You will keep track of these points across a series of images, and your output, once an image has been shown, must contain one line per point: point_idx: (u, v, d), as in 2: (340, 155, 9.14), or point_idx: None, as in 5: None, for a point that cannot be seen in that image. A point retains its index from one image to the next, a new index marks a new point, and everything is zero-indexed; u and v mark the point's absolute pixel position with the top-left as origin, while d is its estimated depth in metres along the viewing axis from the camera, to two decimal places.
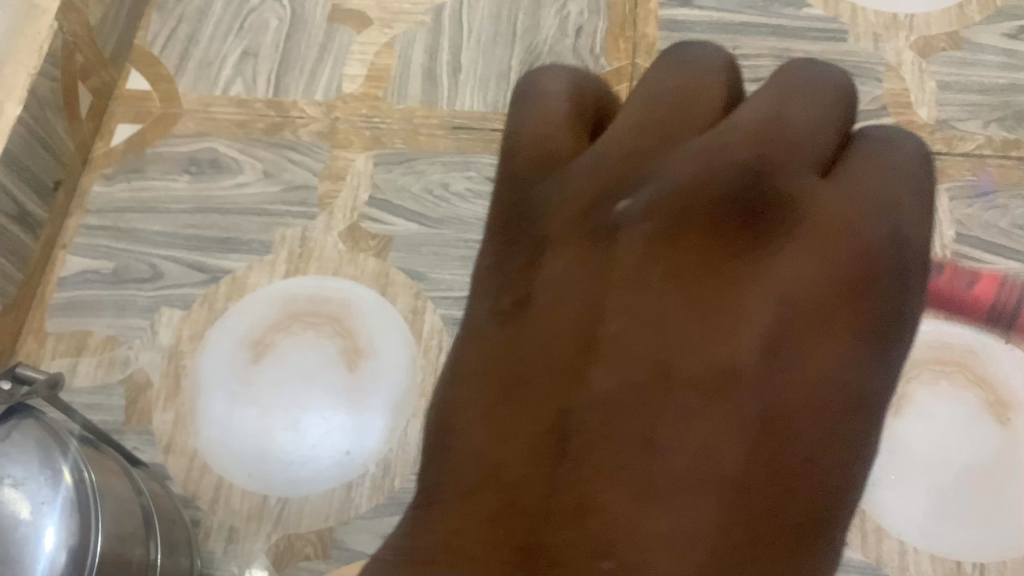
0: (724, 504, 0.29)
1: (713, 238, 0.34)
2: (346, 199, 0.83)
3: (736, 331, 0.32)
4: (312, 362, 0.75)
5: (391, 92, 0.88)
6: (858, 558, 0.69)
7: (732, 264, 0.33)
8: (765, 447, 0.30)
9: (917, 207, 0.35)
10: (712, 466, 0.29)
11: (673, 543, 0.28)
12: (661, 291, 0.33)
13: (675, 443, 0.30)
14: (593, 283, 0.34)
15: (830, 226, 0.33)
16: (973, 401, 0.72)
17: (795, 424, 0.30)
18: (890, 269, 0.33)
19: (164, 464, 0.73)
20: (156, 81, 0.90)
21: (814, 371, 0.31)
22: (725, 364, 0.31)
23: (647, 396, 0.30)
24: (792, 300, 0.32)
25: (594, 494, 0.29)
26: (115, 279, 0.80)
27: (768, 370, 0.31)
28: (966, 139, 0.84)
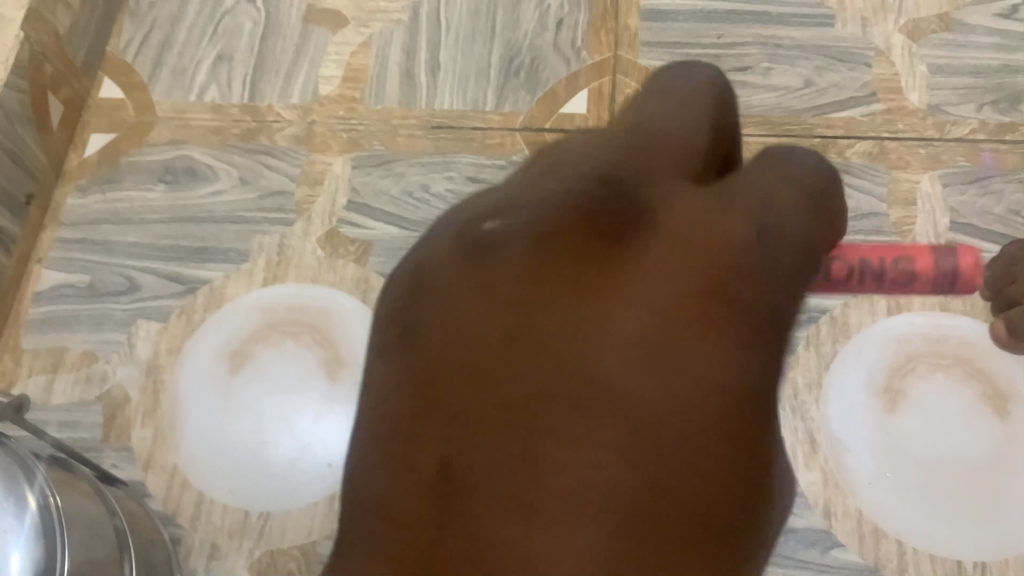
0: (612, 531, 0.31)
1: (581, 252, 0.36)
2: (324, 204, 0.82)
3: (600, 348, 0.34)
4: (293, 373, 0.74)
5: (368, 93, 0.86)
6: (855, 559, 0.66)
7: (584, 271, 0.36)
8: (641, 468, 0.32)
9: (779, 200, 0.39)
10: (593, 495, 0.31)
11: (563, 574, 0.30)
12: (535, 313, 0.35)
13: (559, 479, 0.32)
14: (477, 318, 0.36)
15: (678, 221, 0.36)
16: (971, 394, 0.70)
17: (671, 435, 0.33)
18: (746, 264, 0.36)
19: (144, 482, 0.71)
20: (129, 89, 0.88)
21: (691, 368, 0.34)
22: (589, 384, 0.33)
23: (521, 431, 0.33)
24: (654, 305, 0.35)
25: (479, 537, 0.31)
26: (91, 293, 0.79)
27: (635, 386, 0.33)
28: (959, 123, 0.81)
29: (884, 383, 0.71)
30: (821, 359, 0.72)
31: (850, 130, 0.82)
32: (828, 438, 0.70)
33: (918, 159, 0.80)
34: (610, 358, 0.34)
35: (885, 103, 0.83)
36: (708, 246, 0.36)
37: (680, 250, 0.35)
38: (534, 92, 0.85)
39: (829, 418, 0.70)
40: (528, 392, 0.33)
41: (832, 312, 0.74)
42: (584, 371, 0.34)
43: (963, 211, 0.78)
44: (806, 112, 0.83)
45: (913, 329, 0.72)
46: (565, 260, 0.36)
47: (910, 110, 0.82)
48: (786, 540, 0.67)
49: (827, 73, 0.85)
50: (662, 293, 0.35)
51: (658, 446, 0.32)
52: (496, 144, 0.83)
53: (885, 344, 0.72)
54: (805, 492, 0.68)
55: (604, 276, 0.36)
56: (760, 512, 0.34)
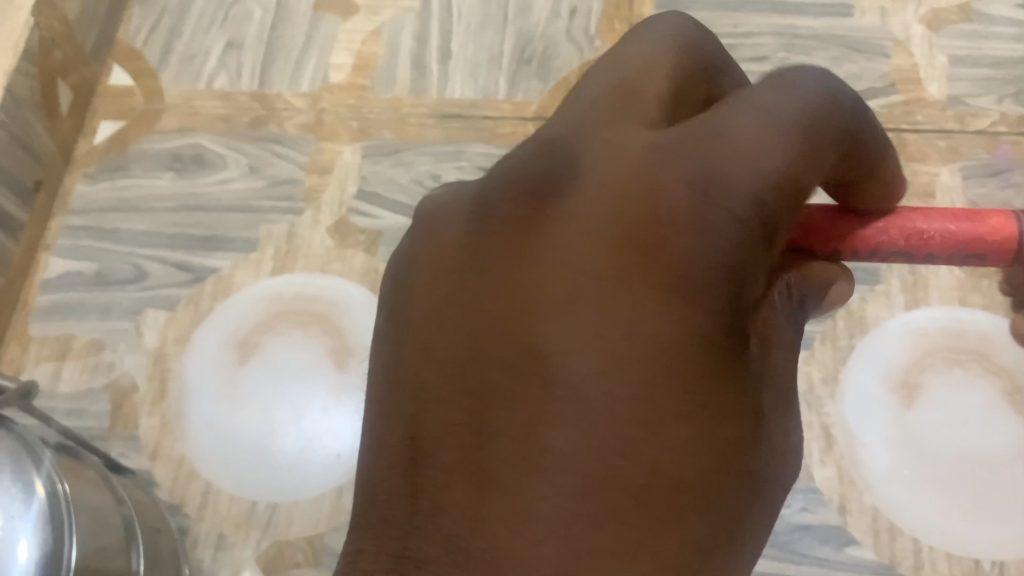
0: (559, 468, 0.36)
1: (521, 241, 0.41)
2: (333, 193, 0.81)
3: (536, 315, 0.39)
4: (300, 363, 0.73)
5: (378, 81, 0.86)
6: (870, 557, 0.65)
7: (523, 253, 0.41)
8: (574, 410, 0.37)
9: (707, 136, 0.40)
10: (535, 437, 0.37)
11: (521, 503, 0.36)
12: (486, 293, 0.41)
13: (509, 427, 0.38)
14: (446, 305, 0.42)
15: (596, 195, 0.40)
16: (990, 389, 0.69)
17: (599, 377, 0.37)
18: (667, 213, 0.39)
19: (150, 470, 0.71)
20: (138, 76, 0.87)
21: (620, 321, 0.38)
22: (526, 346, 0.39)
23: (477, 392, 0.39)
24: (578, 272, 0.39)
25: (459, 478, 0.38)
26: (98, 281, 0.78)
27: (561, 344, 0.38)
28: (979, 115, 0.80)
29: (900, 378, 0.69)
30: (836, 354, 0.71)
31: None
32: (843, 433, 0.69)
33: (937, 151, 0.79)
34: (546, 324, 0.39)
35: (904, 94, 0.82)
36: (641, 212, 0.39)
37: (612, 223, 0.39)
38: (546, 81, 0.84)
39: (844, 413, 0.69)
40: (476, 362, 0.39)
41: (848, 305, 0.73)
42: (527, 338, 0.39)
43: (983, 204, 0.76)
44: None
45: (930, 324, 0.71)
46: (504, 248, 0.41)
47: (928, 101, 0.81)
48: (799, 537, 0.66)
49: (844, 63, 0.83)
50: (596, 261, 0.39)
51: (596, 399, 0.37)
52: (507, 134, 0.82)
53: (902, 338, 0.71)
54: (819, 488, 0.67)
55: (536, 255, 0.41)
56: (724, 426, 0.36)
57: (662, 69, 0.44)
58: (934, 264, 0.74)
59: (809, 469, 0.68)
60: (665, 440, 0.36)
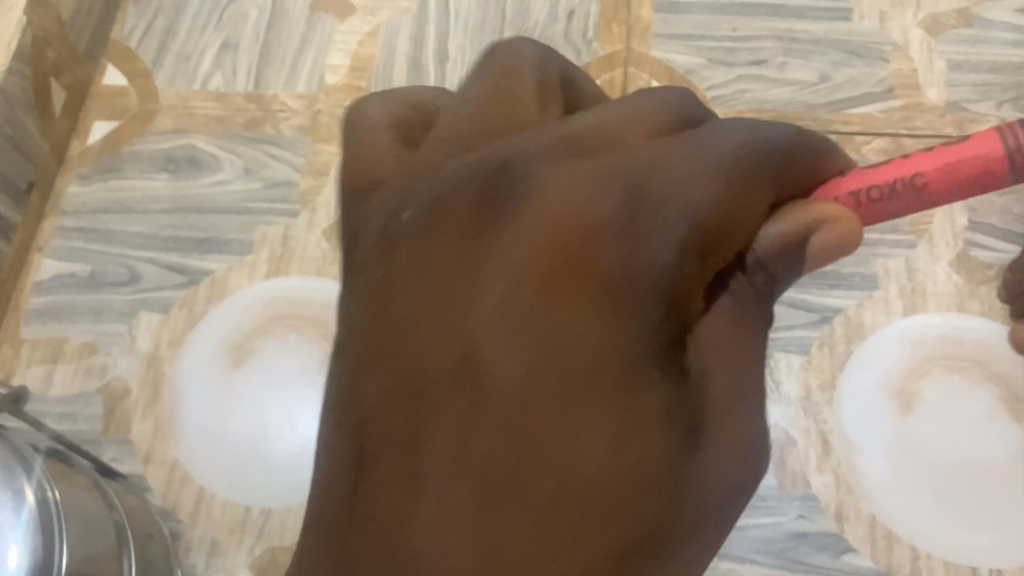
0: (488, 498, 0.34)
1: (453, 233, 0.38)
2: (329, 195, 0.80)
3: (466, 321, 0.36)
4: (295, 367, 0.73)
5: (375, 83, 0.85)
6: (867, 565, 0.65)
7: (461, 253, 0.37)
8: (509, 432, 0.34)
9: (660, 160, 0.39)
10: (465, 457, 0.34)
11: (444, 531, 0.33)
12: (416, 292, 0.37)
13: (432, 444, 0.34)
14: (369, 305, 0.38)
15: (546, 197, 0.38)
16: (988, 397, 0.68)
17: (533, 402, 0.35)
18: (613, 227, 0.37)
19: (143, 475, 0.70)
20: (133, 76, 0.87)
21: (556, 337, 0.36)
22: (457, 359, 0.36)
23: (402, 402, 0.35)
24: (516, 280, 0.36)
25: (377, 502, 0.34)
26: (91, 283, 0.77)
27: (497, 359, 0.35)
28: (978, 121, 0.80)
29: (898, 386, 0.69)
30: (834, 361, 0.71)
31: (866, 126, 0.80)
32: (841, 440, 0.68)
33: None
34: (483, 333, 0.36)
35: (903, 99, 0.81)
36: (575, 228, 0.37)
37: (547, 236, 0.37)
38: None
39: (842, 420, 0.69)
40: (405, 371, 0.36)
41: (846, 312, 0.73)
42: (461, 346, 0.36)
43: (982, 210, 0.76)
44: (820, 108, 0.82)
45: (928, 331, 0.71)
46: (441, 241, 0.38)
47: (927, 107, 0.81)
48: (797, 544, 0.66)
49: (843, 68, 0.83)
50: (525, 279, 0.36)
51: (523, 425, 0.34)
52: None
53: (900, 345, 0.71)
54: (816, 496, 0.67)
55: (468, 253, 0.37)
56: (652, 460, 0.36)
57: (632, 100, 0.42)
58: (931, 271, 0.74)
59: (806, 476, 0.68)
60: (588, 459, 0.35)
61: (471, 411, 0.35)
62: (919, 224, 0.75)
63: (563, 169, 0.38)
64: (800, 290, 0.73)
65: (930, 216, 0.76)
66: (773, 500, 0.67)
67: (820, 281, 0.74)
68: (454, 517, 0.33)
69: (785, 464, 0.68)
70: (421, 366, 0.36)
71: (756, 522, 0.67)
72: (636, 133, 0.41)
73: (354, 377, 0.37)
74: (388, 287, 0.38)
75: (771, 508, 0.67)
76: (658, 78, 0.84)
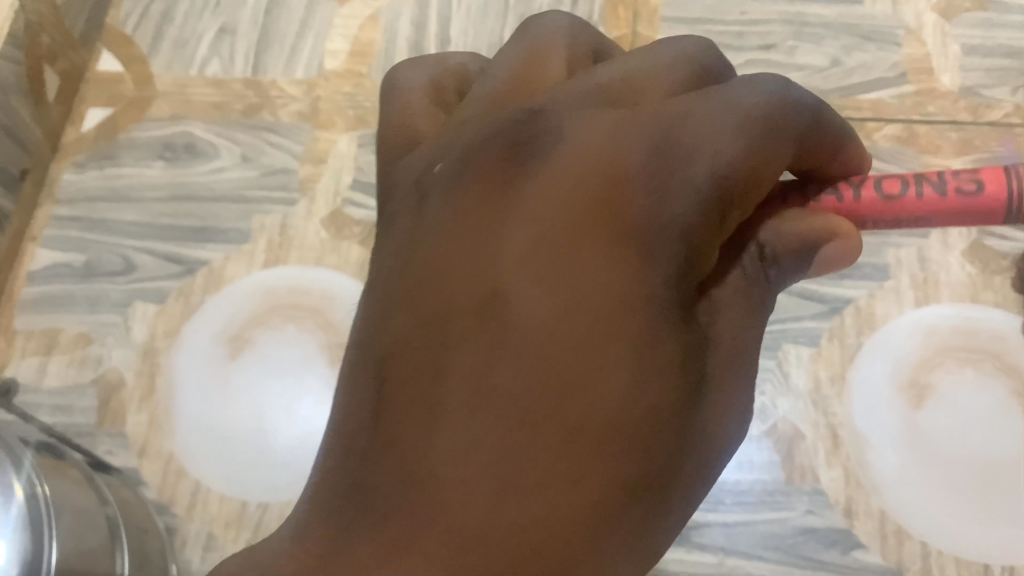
0: (506, 422, 0.35)
1: (492, 176, 0.40)
2: (328, 183, 0.79)
3: (499, 255, 0.38)
4: (293, 358, 0.71)
5: (375, 68, 0.83)
6: (877, 561, 0.63)
7: (497, 194, 0.39)
8: (535, 359, 0.36)
9: (691, 113, 0.40)
10: (489, 382, 0.35)
11: (467, 454, 0.34)
12: (452, 231, 0.39)
13: (460, 372, 0.36)
14: (409, 246, 0.40)
15: (580, 145, 0.40)
16: (1002, 390, 0.66)
17: (556, 331, 0.36)
18: (641, 173, 0.39)
19: (138, 468, 0.69)
20: (129, 62, 0.85)
21: (581, 271, 0.37)
22: (489, 290, 0.37)
23: (434, 333, 0.37)
24: (547, 219, 0.38)
25: (404, 433, 0.35)
26: (87, 272, 0.76)
27: (527, 289, 0.37)
28: (993, 106, 0.78)
29: (910, 378, 0.67)
30: (844, 352, 0.69)
31: (878, 112, 0.78)
32: (851, 434, 0.67)
33: (949, 143, 0.77)
34: (514, 268, 0.37)
35: (916, 84, 0.79)
36: (602, 177, 0.39)
37: (575, 179, 0.39)
38: None
39: (852, 413, 0.67)
40: (438, 304, 0.37)
41: (857, 302, 0.71)
42: (493, 280, 0.37)
43: None
44: (831, 93, 0.79)
45: (941, 322, 0.69)
46: (479, 184, 0.40)
47: (941, 92, 0.79)
48: (805, 540, 0.64)
49: (854, 52, 0.81)
50: (554, 223, 0.38)
51: (542, 351, 0.36)
52: None
53: (912, 336, 0.69)
54: (825, 491, 0.65)
55: (503, 194, 0.39)
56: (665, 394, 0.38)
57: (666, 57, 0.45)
58: (945, 260, 0.72)
59: (815, 471, 0.66)
60: (602, 385, 0.36)
61: (496, 342, 0.36)
62: None
63: (588, 120, 0.41)
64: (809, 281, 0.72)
65: None
66: (781, 495, 0.66)
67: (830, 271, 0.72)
68: (476, 445, 0.34)
69: (793, 458, 0.67)
70: (452, 301, 0.37)
71: (764, 517, 0.65)
72: (660, 88, 0.44)
73: (387, 313, 0.38)
74: (428, 227, 0.40)
75: (779, 503, 0.65)
76: None
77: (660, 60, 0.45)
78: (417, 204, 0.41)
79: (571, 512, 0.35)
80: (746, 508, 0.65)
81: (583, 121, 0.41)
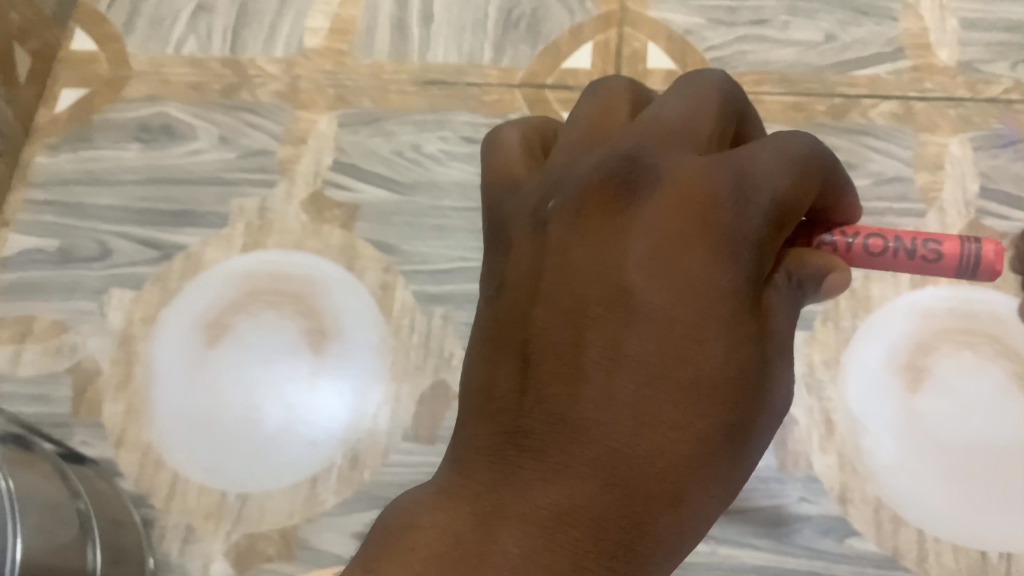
0: (632, 429, 0.37)
1: (598, 210, 0.41)
2: (309, 164, 0.76)
3: (616, 283, 0.39)
4: (274, 345, 0.69)
5: (358, 46, 0.81)
6: (872, 549, 0.62)
7: (604, 227, 0.40)
8: (652, 371, 0.38)
9: (761, 149, 0.41)
10: (613, 400, 0.37)
11: (600, 463, 0.37)
12: (568, 261, 0.40)
13: (585, 391, 0.38)
14: (527, 281, 0.41)
15: (674, 171, 0.41)
16: (1000, 373, 0.65)
17: (670, 339, 0.38)
18: (734, 194, 0.40)
19: (115, 459, 0.67)
20: (104, 40, 0.82)
21: (683, 282, 0.39)
22: (608, 312, 0.39)
23: (559, 357, 0.39)
24: (653, 244, 0.39)
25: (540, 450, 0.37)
26: (61, 258, 0.74)
27: (641, 308, 0.39)
28: (992, 82, 0.75)
29: (907, 361, 0.66)
30: (839, 336, 0.67)
31: (874, 88, 0.76)
32: (845, 419, 0.65)
33: (947, 120, 0.74)
34: (629, 288, 0.39)
35: (913, 60, 0.77)
36: (698, 200, 0.40)
37: (676, 201, 0.40)
38: (535, 46, 0.80)
39: (847, 397, 0.66)
40: (560, 331, 0.39)
41: (852, 284, 0.69)
42: (613, 303, 0.39)
43: (995, 176, 0.72)
44: (826, 69, 0.77)
45: (939, 303, 0.67)
46: (586, 218, 0.41)
47: (939, 67, 0.77)
48: (798, 528, 0.63)
49: (850, 27, 0.79)
50: (659, 243, 0.39)
51: (659, 357, 0.38)
52: (493, 101, 0.78)
53: (909, 318, 0.67)
54: (819, 478, 0.64)
55: (610, 226, 0.41)
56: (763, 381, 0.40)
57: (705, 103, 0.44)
58: None
59: (808, 457, 0.64)
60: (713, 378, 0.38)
61: (612, 358, 0.38)
62: (928, 192, 0.72)
63: (682, 150, 0.42)
64: None
65: (939, 184, 0.72)
66: (774, 482, 0.64)
67: None
68: (607, 451, 0.37)
69: (787, 444, 0.65)
70: (577, 331, 0.39)
71: (756, 505, 0.63)
72: (706, 126, 0.43)
73: (510, 350, 0.40)
74: (541, 263, 0.41)
75: (772, 490, 0.64)
76: (656, 39, 0.79)
77: (701, 96, 0.44)
78: (535, 236, 0.42)
79: (686, 456, 0.38)
80: (739, 495, 0.64)
81: (682, 153, 0.41)
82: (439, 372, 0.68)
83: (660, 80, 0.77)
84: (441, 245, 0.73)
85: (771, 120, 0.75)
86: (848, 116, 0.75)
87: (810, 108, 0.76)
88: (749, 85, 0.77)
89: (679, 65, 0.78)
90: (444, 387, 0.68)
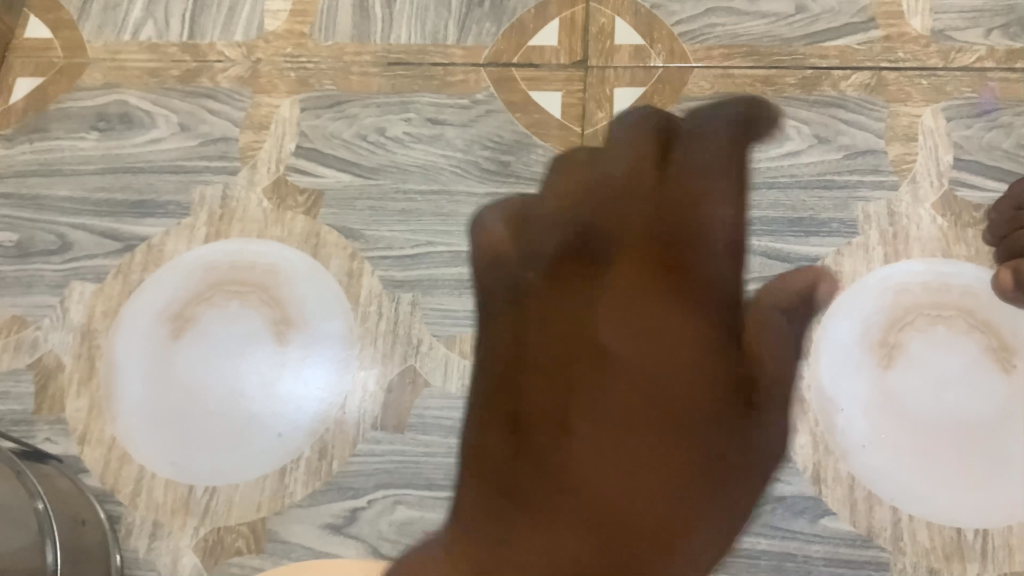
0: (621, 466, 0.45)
1: (571, 282, 0.55)
2: (270, 150, 0.75)
3: (599, 345, 0.51)
4: (238, 337, 0.68)
5: (318, 27, 0.79)
6: (845, 529, 0.61)
7: (580, 299, 0.54)
8: (634, 413, 0.48)
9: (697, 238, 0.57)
10: (605, 440, 0.47)
11: (596, 492, 0.44)
12: (555, 329, 0.53)
13: (580, 427, 0.48)
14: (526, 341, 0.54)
15: (629, 260, 0.56)
16: (974, 347, 0.64)
17: (645, 389, 0.49)
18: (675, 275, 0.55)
19: (79, 456, 0.66)
20: (57, 27, 0.80)
21: (651, 350, 0.51)
22: (596, 372, 0.50)
23: (557, 403, 0.49)
24: (620, 311, 0.53)
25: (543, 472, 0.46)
26: (19, 252, 0.72)
27: (619, 366, 0.50)
28: (965, 50, 0.74)
29: (880, 338, 0.65)
30: None
31: (845, 59, 0.75)
32: (818, 397, 0.64)
33: (919, 90, 0.73)
34: (610, 352, 0.51)
35: (885, 29, 0.76)
36: (648, 275, 0.55)
37: (636, 284, 0.54)
38: (500, 23, 0.78)
39: (820, 375, 0.65)
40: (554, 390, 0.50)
41: (823, 260, 0.68)
42: (598, 366, 0.50)
43: (967, 146, 0.71)
44: (796, 41, 0.76)
45: (913, 278, 0.67)
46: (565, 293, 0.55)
47: (912, 36, 0.75)
48: (772, 508, 0.62)
49: None
50: (627, 315, 0.53)
51: (636, 400, 0.48)
52: (458, 81, 0.76)
53: (882, 294, 0.66)
54: (792, 457, 0.63)
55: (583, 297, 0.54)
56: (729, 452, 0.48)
57: (633, 179, 0.59)
58: (915, 213, 0.69)
59: None
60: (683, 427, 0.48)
61: (598, 397, 0.49)
62: (900, 164, 0.71)
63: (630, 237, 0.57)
64: (773, 240, 0.69)
65: (912, 155, 0.71)
66: None
67: (795, 229, 0.69)
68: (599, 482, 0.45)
69: None
70: (571, 382, 0.50)
71: None
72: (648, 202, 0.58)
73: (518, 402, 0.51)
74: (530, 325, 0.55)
75: None
76: (623, 14, 0.78)
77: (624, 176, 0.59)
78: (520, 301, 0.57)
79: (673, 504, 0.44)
80: None
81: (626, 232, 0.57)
82: (406, 360, 0.67)
83: (628, 56, 0.76)
84: (407, 230, 0.71)
85: (740, 95, 0.74)
86: (819, 89, 0.74)
87: (780, 81, 0.74)
88: (718, 59, 0.75)
89: (646, 40, 0.76)
90: (412, 374, 0.67)
